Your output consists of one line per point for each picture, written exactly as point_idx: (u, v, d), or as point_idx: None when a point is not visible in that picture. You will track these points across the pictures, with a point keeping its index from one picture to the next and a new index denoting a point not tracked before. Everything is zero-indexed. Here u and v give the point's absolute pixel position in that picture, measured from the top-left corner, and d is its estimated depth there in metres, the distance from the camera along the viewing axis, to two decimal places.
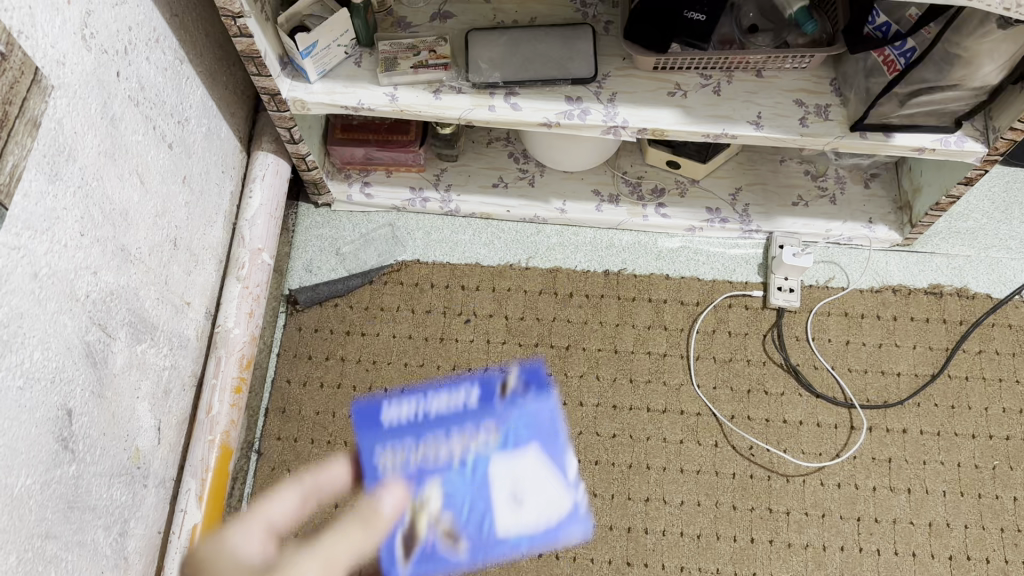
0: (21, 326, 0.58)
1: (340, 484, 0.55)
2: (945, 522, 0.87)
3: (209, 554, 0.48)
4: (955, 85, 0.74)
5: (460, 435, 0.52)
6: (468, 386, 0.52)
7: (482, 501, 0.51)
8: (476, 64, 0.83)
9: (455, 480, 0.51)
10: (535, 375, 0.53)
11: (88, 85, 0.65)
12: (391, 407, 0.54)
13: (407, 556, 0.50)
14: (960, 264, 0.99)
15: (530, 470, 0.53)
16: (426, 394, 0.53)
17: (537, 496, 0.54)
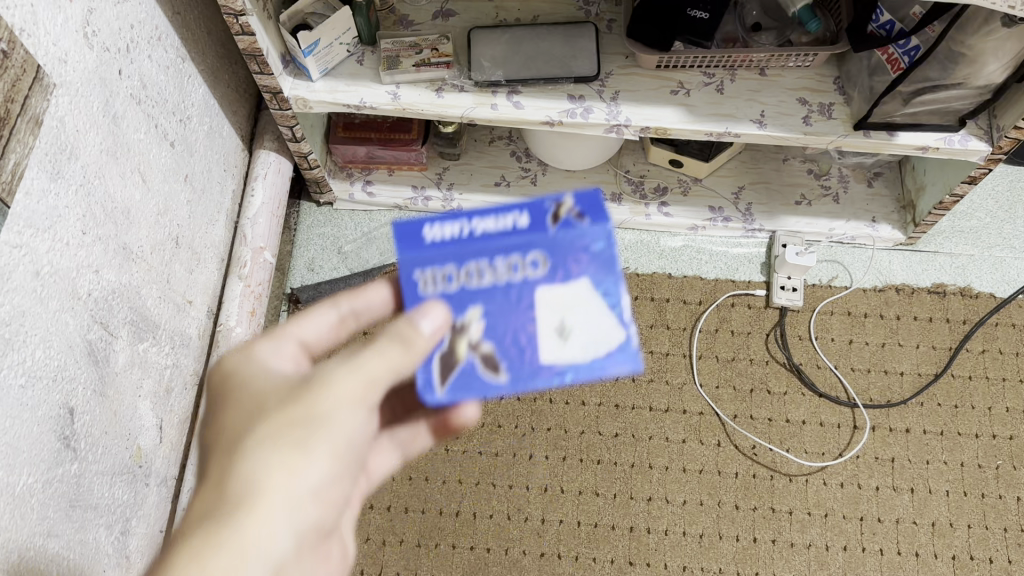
0: (23, 324, 0.58)
1: (373, 311, 0.56)
2: (948, 522, 0.87)
3: (237, 361, 0.46)
4: (959, 84, 0.74)
5: (505, 256, 0.50)
6: (519, 209, 0.50)
7: (526, 328, 0.49)
8: (479, 63, 0.83)
9: (498, 302, 0.49)
10: (592, 200, 0.50)
11: (90, 83, 0.65)
12: (427, 225, 0.50)
13: (444, 380, 0.49)
14: (964, 263, 0.99)
15: (580, 301, 0.50)
16: (472, 213, 0.50)
17: (589, 331, 0.49)
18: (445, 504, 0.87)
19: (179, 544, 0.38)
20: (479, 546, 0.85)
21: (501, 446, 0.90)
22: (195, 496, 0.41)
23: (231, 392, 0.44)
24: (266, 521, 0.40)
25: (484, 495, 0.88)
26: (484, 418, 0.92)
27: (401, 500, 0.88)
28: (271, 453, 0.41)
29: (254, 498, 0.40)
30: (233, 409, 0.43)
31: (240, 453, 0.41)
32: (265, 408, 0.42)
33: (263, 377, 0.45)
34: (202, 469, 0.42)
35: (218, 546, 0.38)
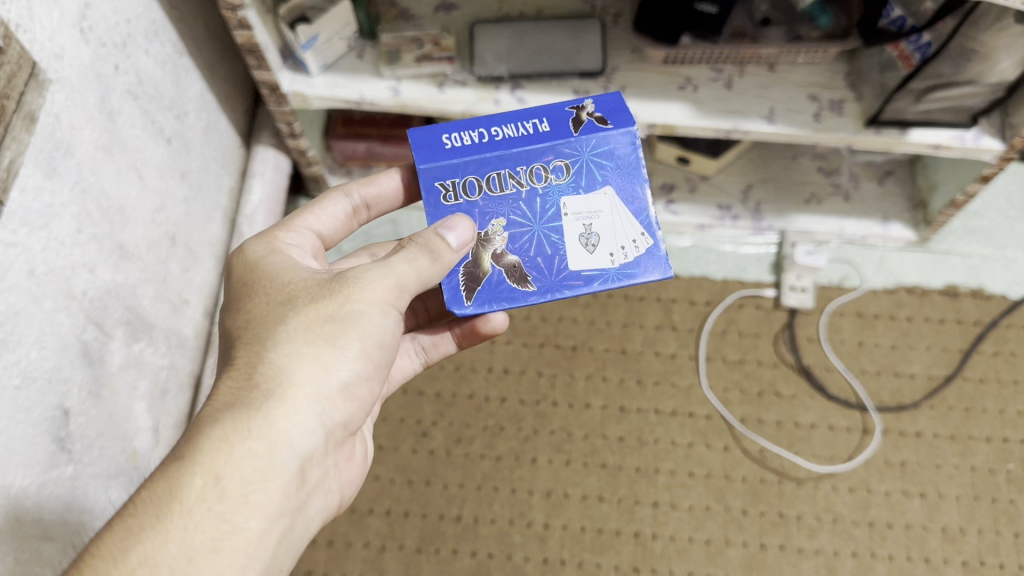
0: (18, 324, 0.56)
1: (381, 202, 0.66)
2: (959, 528, 0.85)
3: (264, 263, 0.53)
4: (972, 81, 0.72)
5: (528, 163, 0.58)
6: (535, 118, 0.60)
7: (553, 232, 0.57)
8: (482, 57, 0.80)
9: (525, 205, 0.58)
10: (607, 104, 0.61)
11: (86, 79, 0.63)
12: (452, 134, 0.59)
13: (472, 290, 0.56)
14: (976, 263, 0.97)
15: (602, 205, 0.58)
16: (493, 125, 0.60)
17: (612, 232, 0.57)
18: (446, 509, 0.86)
19: (214, 420, 0.45)
20: (481, 551, 0.84)
21: (503, 450, 0.88)
22: (227, 382, 0.48)
23: (259, 295, 0.51)
24: (292, 407, 0.47)
25: (486, 499, 0.86)
26: (487, 420, 0.90)
27: (401, 504, 0.86)
28: (298, 346, 0.48)
29: (280, 388, 0.47)
30: (262, 306, 0.50)
31: (270, 343, 0.48)
32: (292, 306, 0.49)
33: (289, 271, 0.52)
34: (232, 359, 0.49)
35: (248, 427, 0.45)
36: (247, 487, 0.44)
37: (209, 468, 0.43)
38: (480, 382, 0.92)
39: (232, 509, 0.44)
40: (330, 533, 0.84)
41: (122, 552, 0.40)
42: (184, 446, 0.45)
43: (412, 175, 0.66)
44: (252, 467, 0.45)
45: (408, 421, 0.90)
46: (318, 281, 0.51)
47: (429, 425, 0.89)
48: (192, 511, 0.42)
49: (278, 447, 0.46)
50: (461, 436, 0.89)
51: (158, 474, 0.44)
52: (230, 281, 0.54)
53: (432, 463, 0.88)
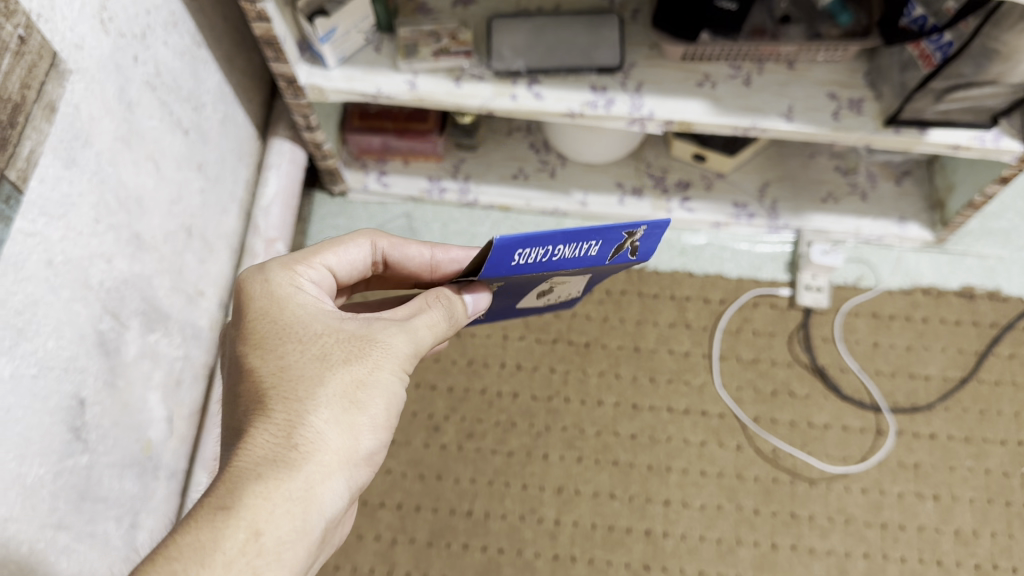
0: (35, 314, 0.56)
1: (403, 265, 0.62)
2: (972, 530, 0.84)
3: (293, 306, 0.52)
4: (992, 81, 0.70)
5: (561, 272, 0.52)
6: (596, 239, 0.48)
7: (525, 290, 0.57)
8: (499, 51, 0.80)
9: (524, 284, 0.55)
10: (660, 237, 0.49)
11: (105, 70, 0.63)
12: (521, 251, 0.47)
13: None
14: (993, 265, 0.96)
15: (576, 280, 0.57)
16: (557, 243, 0.47)
17: (564, 291, 0.60)
18: (457, 503, 0.86)
19: (254, 476, 0.45)
20: (491, 546, 0.84)
21: (515, 445, 0.88)
22: (262, 433, 0.47)
23: (293, 342, 0.50)
24: (328, 470, 0.47)
25: (497, 494, 0.86)
26: (499, 416, 0.90)
27: (413, 498, 0.86)
28: (335, 408, 0.48)
29: (319, 451, 0.47)
30: (297, 357, 0.49)
31: (309, 402, 0.47)
32: (328, 363, 0.49)
33: (321, 320, 0.51)
34: (266, 413, 0.48)
35: (290, 489, 0.45)
36: (284, 545, 0.45)
37: (251, 524, 0.44)
38: (493, 378, 0.91)
39: (268, 565, 0.44)
40: None
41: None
42: (225, 495, 0.45)
43: (446, 256, 0.62)
44: (289, 527, 0.45)
45: (420, 415, 0.90)
46: (351, 337, 0.50)
47: (441, 420, 0.89)
48: (231, 564, 0.42)
49: (312, 509, 0.46)
50: (473, 431, 0.89)
51: (198, 521, 0.43)
52: (253, 316, 0.52)
53: (444, 458, 0.88)
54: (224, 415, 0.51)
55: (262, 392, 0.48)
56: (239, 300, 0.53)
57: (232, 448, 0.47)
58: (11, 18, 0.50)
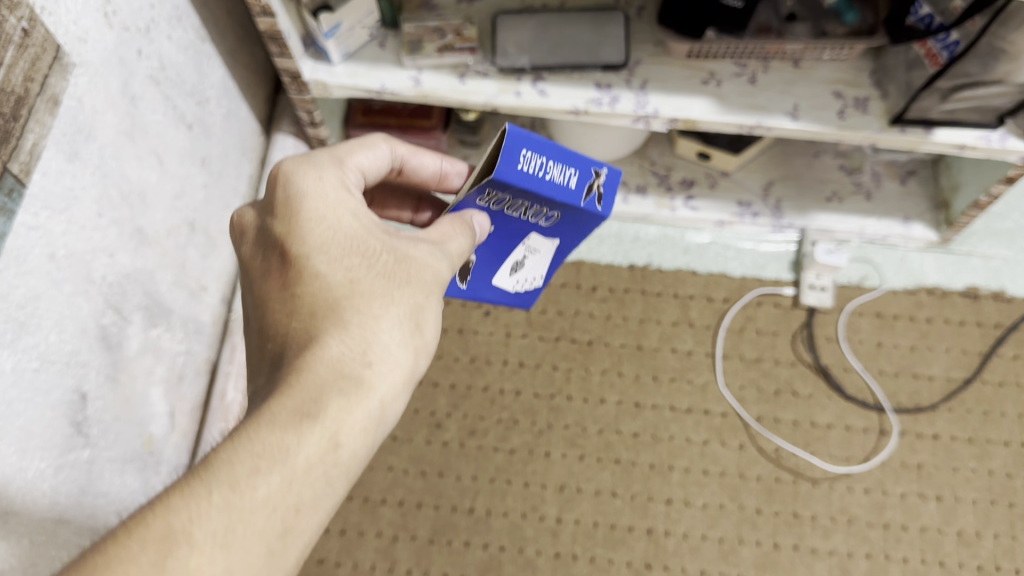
0: (37, 307, 0.56)
1: (415, 173, 0.64)
2: (975, 531, 0.84)
3: (353, 216, 0.49)
4: (999, 81, 0.69)
5: (543, 206, 0.55)
6: (575, 166, 0.53)
7: (505, 247, 0.61)
8: (504, 48, 0.80)
9: (508, 223, 0.57)
10: (615, 187, 0.58)
11: (109, 63, 0.63)
12: (525, 152, 0.50)
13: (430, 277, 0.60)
14: (998, 266, 0.96)
15: (545, 246, 0.62)
16: (550, 157, 0.52)
17: (532, 268, 0.65)
18: (458, 501, 0.86)
19: (333, 388, 0.44)
20: (493, 544, 0.84)
21: (517, 443, 0.88)
22: (335, 344, 0.45)
23: (361, 254, 0.48)
24: (397, 388, 0.46)
25: (499, 492, 0.86)
26: (501, 413, 0.90)
27: (414, 495, 0.86)
28: (405, 328, 0.47)
29: (391, 369, 0.46)
30: (365, 270, 0.48)
31: (381, 319, 0.47)
32: (396, 283, 0.48)
33: (378, 235, 0.50)
34: (335, 322, 0.46)
35: (366, 404, 0.44)
36: (354, 458, 0.44)
37: (331, 434, 0.43)
38: (495, 375, 0.91)
39: (339, 475, 0.44)
40: (342, 522, 0.85)
41: (247, 490, 0.40)
42: (301, 403, 0.43)
43: (455, 165, 0.67)
44: (363, 441, 0.45)
45: (422, 412, 0.89)
46: (415, 260, 0.49)
47: (443, 417, 0.89)
48: (309, 470, 0.42)
49: (381, 425, 0.46)
50: (475, 428, 0.89)
51: (275, 423, 0.42)
52: (310, 220, 0.48)
53: (445, 455, 0.88)
54: (275, 318, 0.47)
55: (331, 301, 0.46)
56: (289, 199, 0.49)
57: (295, 356, 0.45)
58: (15, 11, 0.50)
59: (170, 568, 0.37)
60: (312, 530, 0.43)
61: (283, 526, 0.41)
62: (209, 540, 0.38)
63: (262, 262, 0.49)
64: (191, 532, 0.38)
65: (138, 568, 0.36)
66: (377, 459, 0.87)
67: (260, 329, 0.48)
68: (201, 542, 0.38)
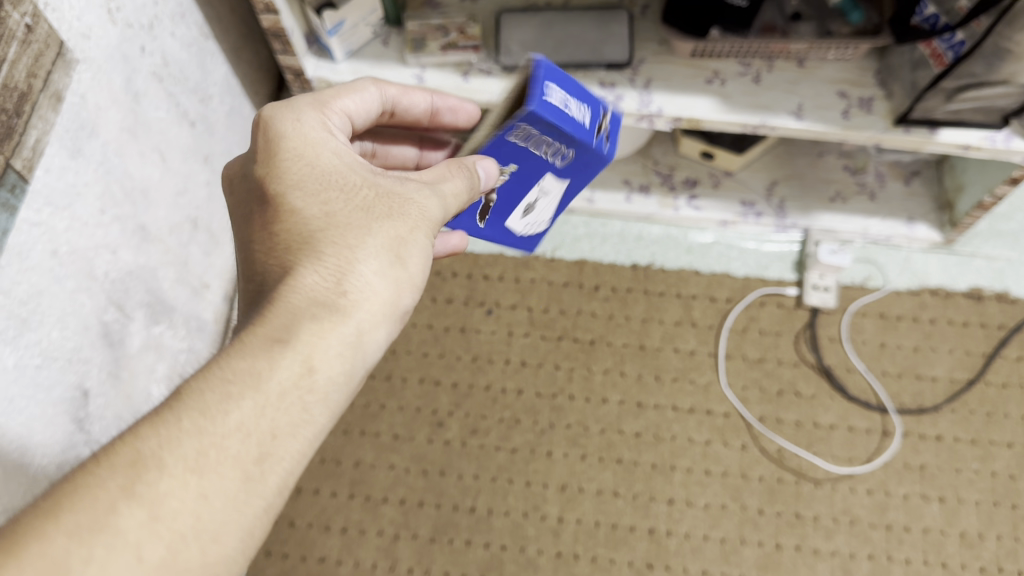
0: (40, 304, 0.56)
1: (408, 113, 0.62)
2: (978, 533, 0.84)
3: (332, 154, 0.49)
4: (1004, 81, 0.69)
5: (567, 147, 0.55)
6: (590, 104, 0.55)
7: (521, 189, 0.61)
8: (507, 46, 0.80)
9: (529, 164, 0.58)
10: (616, 128, 0.61)
11: (112, 60, 0.63)
12: (551, 85, 0.50)
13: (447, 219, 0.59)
14: (1002, 267, 0.96)
15: (556, 189, 0.64)
16: (570, 94, 0.52)
17: (542, 210, 0.67)
18: (460, 500, 0.85)
19: (307, 314, 0.42)
20: (494, 543, 0.83)
21: (519, 442, 0.88)
22: (310, 273, 0.44)
23: (340, 187, 0.47)
24: (375, 320, 0.44)
25: (501, 491, 0.86)
26: (503, 412, 0.89)
27: (416, 494, 0.86)
28: (384, 258, 0.45)
29: (368, 298, 0.44)
30: (343, 203, 0.46)
31: (358, 249, 0.45)
32: (375, 214, 0.46)
33: (360, 172, 0.49)
34: (311, 252, 0.45)
35: (341, 332, 0.43)
36: (333, 387, 0.43)
37: (304, 358, 0.41)
38: (497, 373, 0.91)
39: (317, 403, 0.42)
40: (344, 521, 0.85)
41: (218, 416, 0.39)
42: (274, 328, 0.42)
43: (446, 98, 0.64)
44: (341, 369, 0.43)
45: (423, 410, 0.89)
46: (398, 195, 0.48)
47: (445, 416, 0.89)
48: (283, 396, 0.40)
49: (359, 356, 0.44)
50: (476, 427, 0.89)
51: (246, 349, 0.41)
52: (290, 158, 0.48)
53: (448, 454, 0.87)
54: (257, 255, 0.46)
55: (308, 232, 0.45)
56: (268, 140, 0.49)
57: (273, 287, 0.44)
58: (19, 7, 0.50)
59: (140, 491, 0.36)
60: (292, 460, 0.41)
61: (258, 452, 0.39)
62: (179, 465, 0.37)
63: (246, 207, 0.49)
64: (160, 457, 0.37)
65: (105, 492, 0.35)
66: (379, 457, 0.87)
67: (243, 269, 0.47)
68: (171, 468, 0.37)
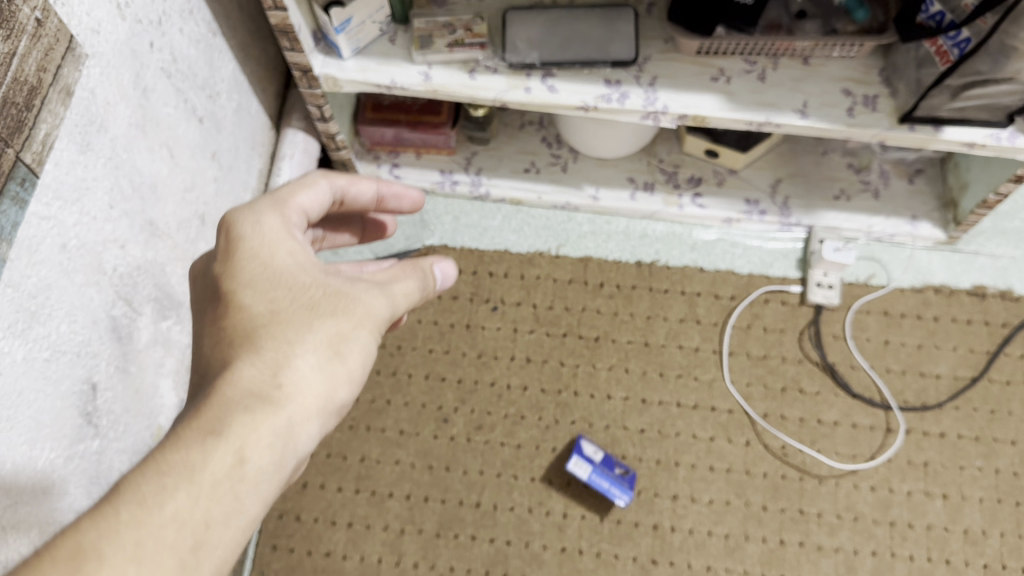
0: (49, 298, 0.57)
1: (355, 202, 0.61)
2: (981, 530, 0.84)
3: (288, 254, 0.49)
4: (1009, 79, 0.69)
5: None
6: None
7: None
8: (514, 44, 0.80)
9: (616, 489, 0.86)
10: None
11: (122, 55, 0.63)
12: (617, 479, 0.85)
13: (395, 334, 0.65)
14: (1005, 265, 0.96)
15: None
16: None
17: None
18: (465, 495, 0.86)
19: (243, 407, 0.43)
20: (499, 538, 0.84)
21: (523, 438, 0.88)
22: (249, 367, 0.45)
23: (287, 285, 0.48)
24: (311, 412, 0.45)
25: (506, 487, 0.86)
26: (508, 408, 0.90)
27: (422, 489, 0.86)
28: (323, 352, 0.46)
29: (302, 392, 0.45)
30: (290, 299, 0.47)
31: (298, 344, 0.46)
32: (319, 311, 0.47)
33: (311, 270, 0.50)
34: (253, 347, 0.45)
35: (276, 422, 0.43)
36: (264, 477, 0.42)
37: (236, 449, 0.41)
38: (502, 370, 0.92)
39: (249, 492, 0.42)
40: (349, 516, 0.85)
41: (154, 507, 0.38)
42: (212, 419, 0.42)
43: (396, 189, 0.65)
44: (273, 459, 0.43)
45: (428, 407, 0.90)
46: (346, 294, 0.49)
47: (450, 411, 0.90)
48: (216, 486, 0.40)
49: (294, 447, 0.44)
50: (481, 423, 0.89)
51: (183, 441, 0.40)
52: (245, 259, 0.48)
53: (452, 450, 0.88)
54: (203, 348, 0.47)
55: (248, 329, 0.46)
56: (228, 241, 0.49)
57: (212, 380, 0.44)
58: (28, 1, 0.50)
59: None
60: (224, 549, 0.41)
61: (192, 542, 0.39)
62: (117, 557, 0.36)
63: (197, 301, 0.49)
64: (99, 549, 0.36)
65: None
66: (384, 453, 0.88)
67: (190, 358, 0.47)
68: (110, 559, 0.36)
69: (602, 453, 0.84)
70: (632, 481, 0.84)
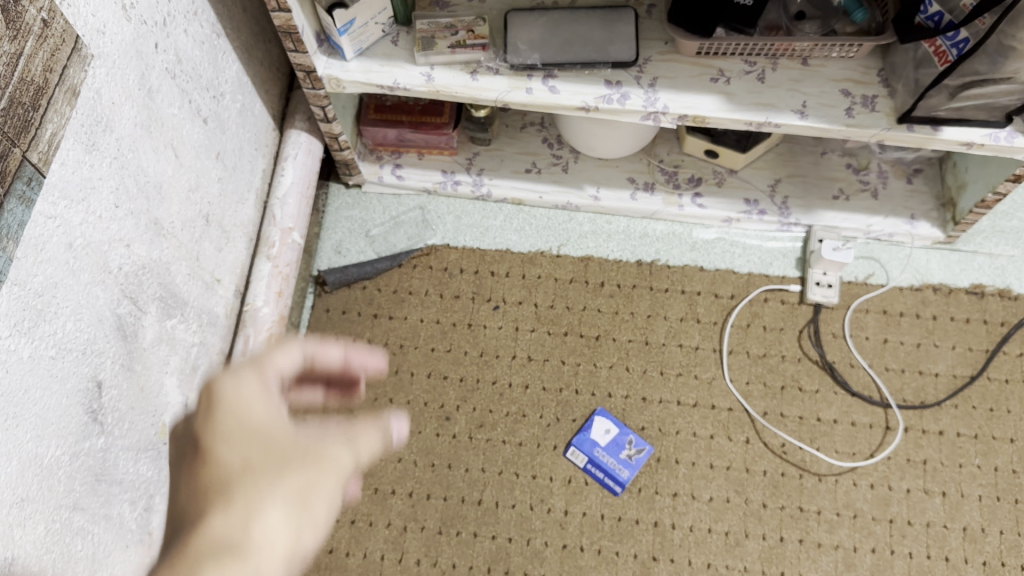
0: (55, 296, 0.57)
1: (322, 371, 0.50)
2: (980, 527, 0.85)
3: (262, 413, 0.42)
4: (1009, 78, 0.70)
5: None
6: None
7: None
8: (515, 45, 0.81)
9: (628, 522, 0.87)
10: None
11: (126, 56, 0.64)
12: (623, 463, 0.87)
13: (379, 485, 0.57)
14: (1004, 264, 0.97)
15: None
16: None
17: None
18: (467, 492, 0.87)
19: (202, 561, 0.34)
20: (501, 535, 0.85)
21: (525, 436, 0.89)
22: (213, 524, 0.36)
23: (263, 439, 0.40)
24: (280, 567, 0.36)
25: (508, 484, 0.87)
26: (510, 406, 0.91)
27: (424, 486, 0.87)
28: (292, 504, 0.38)
29: (264, 549, 0.36)
30: (258, 447, 0.40)
31: (266, 498, 0.37)
32: (289, 463, 0.39)
33: (280, 423, 0.42)
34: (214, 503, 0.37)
35: None
36: None
37: None
38: (503, 369, 0.92)
39: None
40: (352, 513, 0.86)
41: None
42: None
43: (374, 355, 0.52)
44: None
45: (431, 405, 0.91)
46: (318, 442, 0.41)
47: (452, 410, 0.90)
48: None
49: None
50: (483, 421, 0.90)
51: None
52: (212, 423, 0.41)
53: (454, 448, 0.89)
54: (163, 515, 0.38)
55: (212, 485, 0.38)
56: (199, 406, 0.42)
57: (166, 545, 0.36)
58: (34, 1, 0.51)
59: None
60: None
61: None
62: None
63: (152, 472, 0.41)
64: None
65: None
66: (387, 451, 0.88)
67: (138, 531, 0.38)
68: None
69: (612, 433, 0.87)
70: (637, 464, 0.86)
